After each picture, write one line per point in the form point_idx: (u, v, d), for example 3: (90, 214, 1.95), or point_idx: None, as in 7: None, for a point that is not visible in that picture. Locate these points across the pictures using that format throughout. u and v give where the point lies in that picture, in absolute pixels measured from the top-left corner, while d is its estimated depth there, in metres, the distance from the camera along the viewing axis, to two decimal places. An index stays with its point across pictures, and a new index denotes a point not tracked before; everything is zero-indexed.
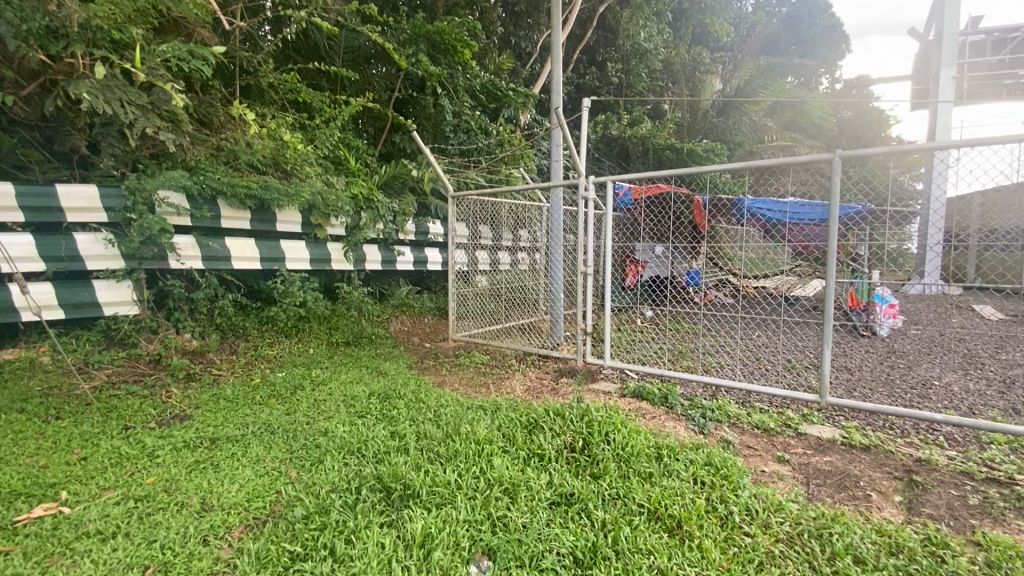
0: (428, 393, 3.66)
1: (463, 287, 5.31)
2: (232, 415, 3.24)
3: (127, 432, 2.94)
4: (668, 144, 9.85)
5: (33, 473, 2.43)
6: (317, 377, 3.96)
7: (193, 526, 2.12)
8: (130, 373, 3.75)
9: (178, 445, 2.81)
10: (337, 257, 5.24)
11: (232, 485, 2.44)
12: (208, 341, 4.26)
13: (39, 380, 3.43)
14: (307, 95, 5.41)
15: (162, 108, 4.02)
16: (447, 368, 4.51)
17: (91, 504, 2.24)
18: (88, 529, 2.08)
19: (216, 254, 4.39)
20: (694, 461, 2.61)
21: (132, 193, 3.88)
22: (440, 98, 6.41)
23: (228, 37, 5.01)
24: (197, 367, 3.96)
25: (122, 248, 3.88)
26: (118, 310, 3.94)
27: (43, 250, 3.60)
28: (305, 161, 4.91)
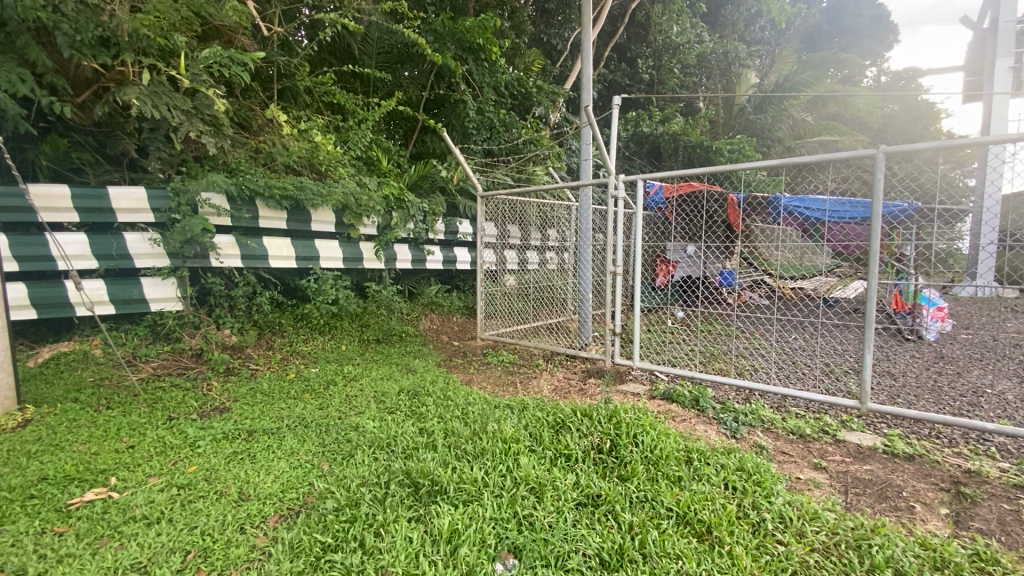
0: (456, 390, 3.70)
1: (491, 286, 5.33)
2: (268, 409, 3.35)
3: (171, 422, 3.09)
4: (701, 141, 9.65)
5: (85, 459, 2.58)
6: (349, 373, 4.06)
7: (231, 514, 2.21)
8: (174, 366, 3.91)
9: (218, 436, 2.92)
10: (369, 256, 5.33)
11: (268, 476, 2.52)
12: (246, 337, 4.41)
13: (91, 372, 3.63)
14: (341, 97, 5.55)
15: (205, 112, 4.20)
16: (475, 367, 4.54)
17: (137, 490, 2.36)
18: (135, 514, 2.18)
19: (255, 254, 4.54)
20: (725, 466, 2.55)
21: (177, 195, 4.08)
22: (466, 96, 6.41)
23: (266, 42, 5.17)
24: (236, 362, 4.10)
25: (167, 247, 4.06)
26: (164, 306, 4.14)
27: (96, 249, 3.81)
28: (338, 163, 5.08)
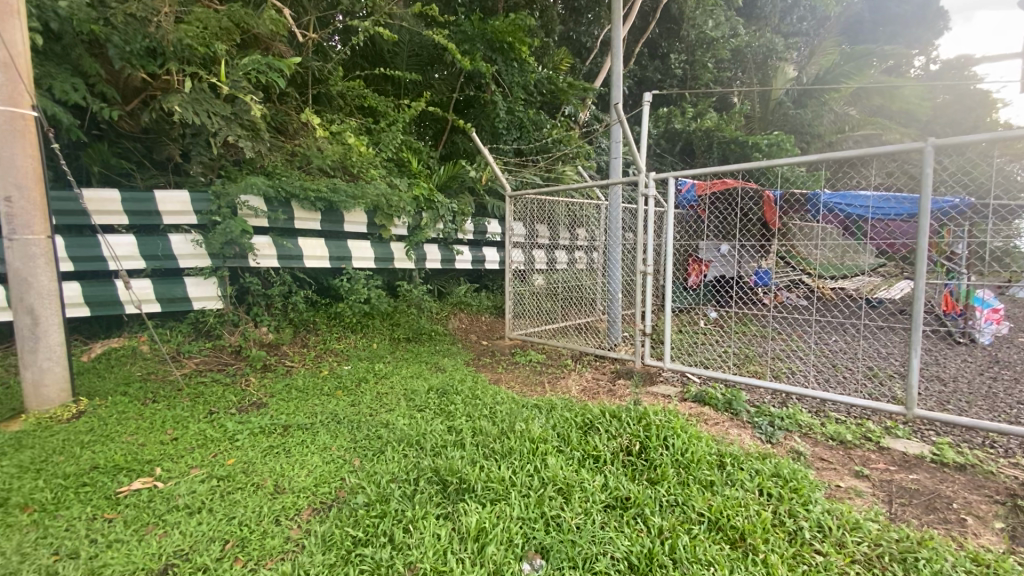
0: (484, 389, 3.72)
1: (519, 286, 5.34)
2: (303, 405, 3.44)
3: (212, 416, 3.21)
4: (735, 138, 9.40)
5: (133, 450, 2.71)
6: (380, 370, 4.13)
7: (267, 506, 2.28)
8: (215, 362, 4.06)
9: (255, 430, 3.02)
10: (400, 256, 5.42)
11: (302, 470, 2.59)
12: (282, 335, 4.54)
13: (138, 367, 3.82)
14: (372, 100, 5.66)
15: (244, 117, 4.35)
16: (503, 366, 4.55)
17: (180, 480, 2.47)
18: (178, 503, 2.28)
19: (290, 254, 4.68)
20: (760, 472, 2.48)
21: (218, 197, 4.25)
22: (496, 96, 6.42)
23: (301, 48, 5.32)
24: (273, 359, 4.23)
25: (208, 248, 4.23)
26: (206, 304, 4.31)
27: (143, 249, 4.00)
28: (370, 164, 5.17)
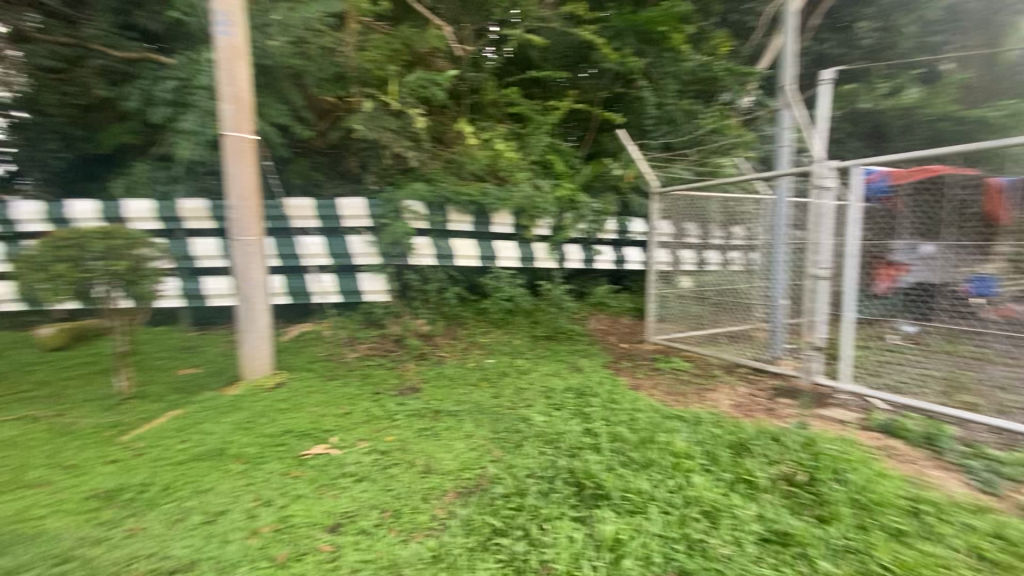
0: (623, 394, 3.59)
1: (664, 289, 5.12)
2: (451, 393, 3.69)
3: (376, 396, 3.63)
4: (945, 112, 8.00)
5: (316, 419, 3.23)
6: (520, 366, 4.26)
7: (417, 484, 2.50)
8: (380, 348, 4.55)
9: (411, 412, 3.34)
10: (543, 255, 5.53)
11: (448, 453, 2.79)
12: (437, 327, 4.89)
13: (322, 350, 4.48)
14: (520, 106, 5.83)
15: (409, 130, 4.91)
16: (644, 372, 4.36)
17: (350, 450, 2.85)
18: (347, 470, 2.64)
19: (444, 253, 5.07)
20: (973, 529, 1.99)
21: (387, 203, 4.80)
22: (645, 91, 6.36)
23: (456, 61, 5.87)
24: (427, 348, 4.60)
25: (378, 247, 4.85)
26: (374, 297, 4.94)
27: (329, 248, 4.83)
28: (516, 168, 5.35)
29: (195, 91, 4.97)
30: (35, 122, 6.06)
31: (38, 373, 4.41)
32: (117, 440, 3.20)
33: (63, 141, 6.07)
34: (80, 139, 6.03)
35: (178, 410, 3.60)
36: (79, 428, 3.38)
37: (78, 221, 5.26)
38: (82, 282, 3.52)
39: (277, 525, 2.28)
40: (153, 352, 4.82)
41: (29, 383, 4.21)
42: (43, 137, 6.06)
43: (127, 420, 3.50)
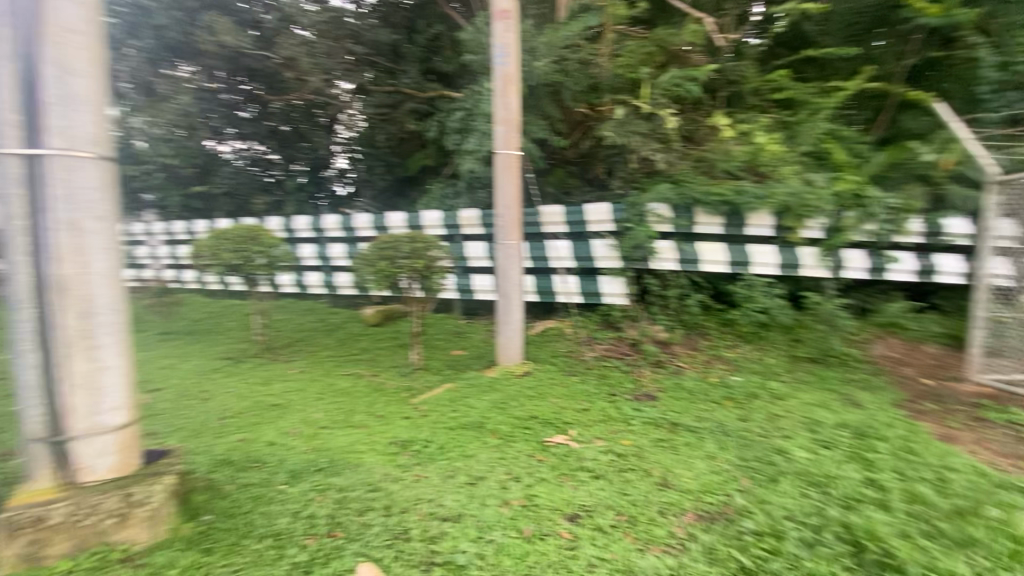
0: (927, 446, 2.78)
1: (1000, 311, 3.80)
2: (691, 407, 3.48)
3: (613, 398, 3.76)
4: None
5: (558, 410, 3.56)
6: (775, 390, 3.71)
7: (654, 495, 2.45)
8: (616, 351, 4.64)
9: (648, 420, 3.30)
10: (811, 262, 4.66)
11: (689, 471, 2.65)
12: (675, 335, 4.69)
13: (563, 345, 4.85)
14: (790, 92, 5.14)
15: (659, 132, 5.01)
16: (959, 420, 3.30)
17: (588, 446, 3.06)
18: (585, 464, 2.84)
19: (688, 258, 4.81)
20: None
21: (632, 207, 4.83)
22: (984, 47, 4.74)
23: (716, 52, 5.58)
24: (665, 356, 4.44)
25: (620, 251, 4.85)
26: (614, 300, 4.98)
27: (574, 252, 5.10)
28: (781, 163, 4.71)
29: (477, 117, 5.85)
30: (369, 155, 8.11)
31: (364, 342, 5.89)
32: (410, 401, 4.03)
33: (386, 167, 8.04)
34: (396, 165, 7.90)
35: (450, 384, 4.33)
36: (386, 387, 4.36)
37: (391, 228, 6.85)
38: (394, 276, 4.52)
39: (525, 501, 2.54)
40: (435, 333, 5.98)
41: (359, 348, 5.66)
42: (375, 165, 8.12)
43: (416, 386, 4.37)
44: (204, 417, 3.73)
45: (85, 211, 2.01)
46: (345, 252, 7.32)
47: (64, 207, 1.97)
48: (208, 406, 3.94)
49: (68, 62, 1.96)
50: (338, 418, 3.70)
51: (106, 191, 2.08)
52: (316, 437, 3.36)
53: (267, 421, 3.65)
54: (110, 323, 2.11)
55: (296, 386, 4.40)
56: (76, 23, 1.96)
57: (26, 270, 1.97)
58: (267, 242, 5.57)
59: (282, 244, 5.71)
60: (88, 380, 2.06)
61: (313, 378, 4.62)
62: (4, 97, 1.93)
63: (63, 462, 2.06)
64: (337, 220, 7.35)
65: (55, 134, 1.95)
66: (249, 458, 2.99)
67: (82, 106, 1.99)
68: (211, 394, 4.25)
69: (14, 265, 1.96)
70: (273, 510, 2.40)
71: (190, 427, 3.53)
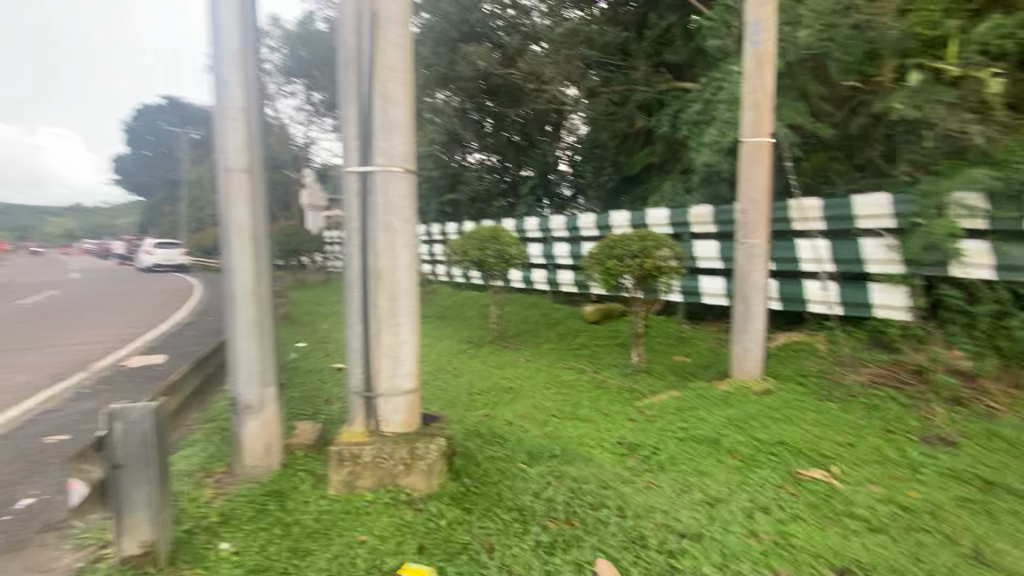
0: None
1: None
2: (1013, 463, 2.68)
3: (889, 436, 3.05)
4: None
5: (814, 439, 3.06)
6: None
7: (961, 566, 2.03)
8: (891, 379, 3.69)
9: (944, 471, 2.66)
10: None
11: (1017, 548, 2.11)
12: (987, 366, 3.41)
13: (814, 363, 4.18)
14: None
15: (971, 99, 3.81)
16: None
17: (857, 488, 2.58)
18: (855, 511, 2.39)
19: (1019, 263, 3.41)
20: None
21: (924, 197, 3.76)
22: None
23: None
24: (971, 396, 3.32)
25: (903, 254, 3.90)
26: (891, 313, 4.06)
27: (835, 253, 4.38)
28: None
29: (717, 105, 5.41)
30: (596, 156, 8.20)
31: (584, 339, 6.03)
32: (634, 403, 3.97)
33: (614, 167, 8.03)
34: (624, 164, 7.84)
35: (676, 391, 4.13)
36: (609, 385, 4.37)
37: (616, 227, 6.91)
38: (620, 276, 4.49)
39: (778, 538, 2.25)
40: (658, 336, 5.82)
41: (581, 343, 5.84)
42: (602, 166, 8.22)
43: (640, 388, 4.28)
44: (454, 391, 4.30)
45: (395, 214, 2.50)
46: (569, 251, 7.63)
47: (383, 211, 2.48)
48: (457, 382, 4.53)
49: (390, 95, 2.44)
50: (565, 409, 3.85)
51: (409, 197, 2.53)
52: (547, 424, 3.54)
53: (504, 402, 4.02)
54: (406, 306, 2.57)
55: (527, 373, 4.75)
56: (396, 63, 2.44)
57: (356, 261, 2.53)
58: (504, 240, 6.17)
59: (516, 243, 6.24)
60: (391, 350, 2.57)
61: (540, 368, 4.93)
62: (348, 127, 2.50)
63: (372, 414, 2.59)
64: (563, 220, 7.76)
65: (378, 153, 2.46)
66: (493, 433, 3.34)
67: (396, 129, 2.47)
68: (458, 370, 4.90)
69: (349, 258, 2.54)
70: (517, 486, 2.61)
71: (444, 398, 4.11)
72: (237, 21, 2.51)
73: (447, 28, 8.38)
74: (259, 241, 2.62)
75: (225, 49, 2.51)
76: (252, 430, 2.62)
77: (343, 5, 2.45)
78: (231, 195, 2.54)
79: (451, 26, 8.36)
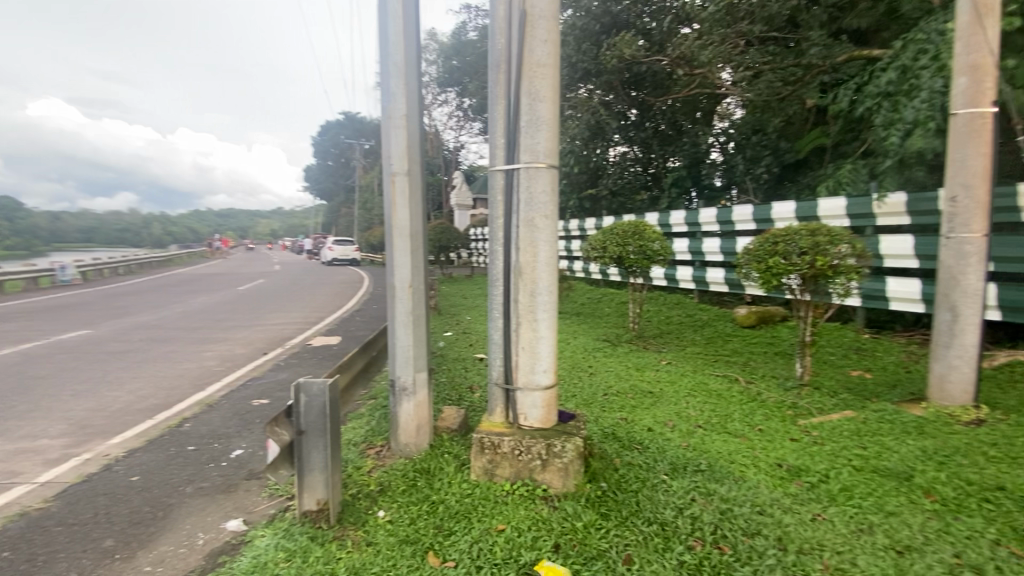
0: None
1: None
2: None
3: None
4: None
5: None
6: None
7: None
8: None
9: None
10: None
11: None
12: None
13: None
14: None
15: None
16: None
17: None
18: None
19: None
20: None
21: None
22: None
23: None
24: None
25: None
26: None
27: None
28: None
29: (919, 73, 4.60)
30: (755, 143, 7.63)
31: (735, 344, 5.50)
32: (797, 421, 3.49)
33: (774, 155, 7.47)
34: (786, 151, 7.28)
35: (852, 412, 3.54)
36: (766, 398, 3.91)
37: (778, 220, 6.21)
38: (783, 275, 3.97)
39: None
40: (829, 346, 5.07)
41: (731, 349, 5.34)
42: (761, 153, 7.63)
43: (804, 404, 3.76)
44: (592, 389, 4.23)
45: (537, 210, 2.51)
46: (719, 247, 7.00)
47: (526, 208, 2.51)
48: (594, 380, 4.45)
49: (536, 92, 2.45)
50: (713, 420, 3.54)
51: (552, 194, 2.53)
52: (692, 435, 3.29)
53: (643, 406, 3.83)
54: (546, 303, 2.57)
55: (669, 378, 4.47)
56: (543, 58, 2.44)
57: (500, 257, 2.60)
58: (647, 236, 5.89)
59: (659, 239, 5.91)
60: (530, 346, 2.59)
61: (684, 373, 4.61)
62: (496, 128, 2.58)
63: (511, 406, 2.65)
64: (714, 214, 7.18)
65: (524, 150, 2.49)
66: (631, 438, 3.20)
67: (542, 125, 2.47)
68: (595, 369, 4.81)
69: (493, 254, 2.63)
70: (657, 498, 2.46)
71: (581, 396, 4.06)
72: (402, 36, 2.73)
73: (590, 22, 8.24)
74: (416, 239, 2.84)
75: (391, 62, 2.75)
76: (406, 411, 2.86)
77: (494, 9, 2.52)
78: (394, 196, 2.79)
79: (595, 20, 8.22)
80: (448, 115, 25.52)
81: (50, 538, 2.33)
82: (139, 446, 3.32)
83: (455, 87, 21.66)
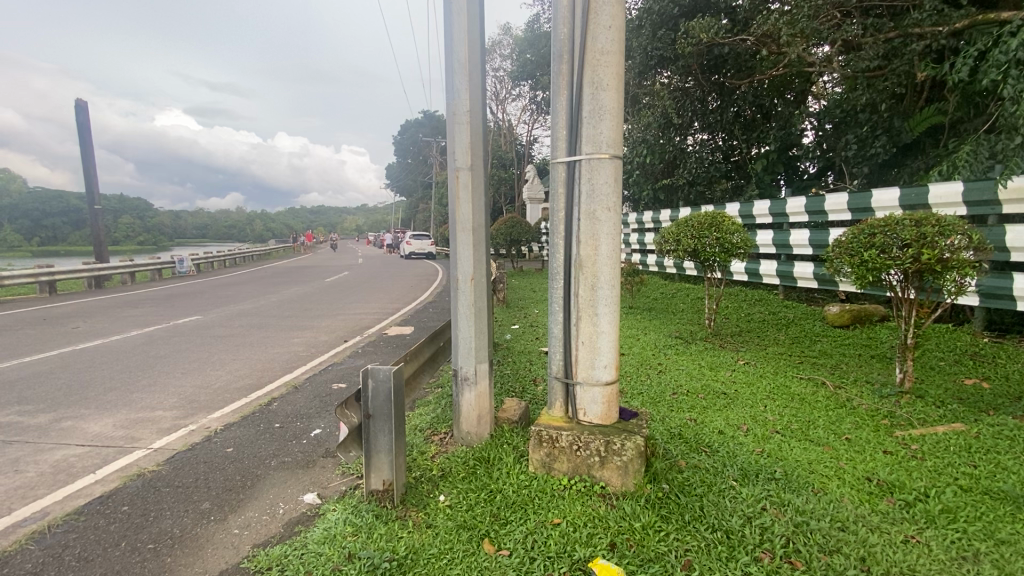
0: None
1: None
2: None
3: None
4: None
5: None
6: None
7: None
8: None
9: None
10: None
11: None
12: None
13: None
14: None
15: None
16: None
17: None
18: None
19: None
20: None
21: None
22: None
23: None
24: None
25: None
26: None
27: None
28: None
29: None
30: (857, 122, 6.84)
31: (824, 345, 5.06)
32: (893, 431, 3.15)
33: (886, 134, 6.71)
34: (900, 127, 6.56)
35: (962, 426, 3.14)
36: (857, 406, 3.57)
37: (880, 209, 5.60)
38: (881, 270, 3.57)
39: None
40: (937, 349, 4.55)
41: (819, 350, 4.93)
42: (871, 135, 6.83)
43: (903, 414, 3.38)
44: (660, 388, 4.08)
45: (600, 202, 2.46)
46: (809, 239, 6.47)
47: (587, 200, 2.46)
48: (663, 379, 4.30)
49: (599, 81, 2.39)
50: (793, 426, 3.28)
51: (616, 185, 2.46)
52: (769, 441, 3.08)
53: (715, 408, 3.64)
54: (607, 297, 2.52)
55: (746, 380, 4.19)
56: (607, 45, 2.37)
57: (561, 250, 2.58)
58: (726, 228, 5.56)
59: (739, 231, 5.59)
60: (590, 341, 2.55)
61: (764, 375, 4.30)
62: (558, 121, 2.55)
63: (571, 401, 2.64)
64: (803, 203, 6.64)
65: (586, 141, 2.44)
66: (700, 440, 3.06)
67: (605, 114, 2.41)
68: (664, 367, 4.64)
69: (554, 247, 2.61)
70: (724, 504, 2.34)
71: (647, 394, 3.95)
72: (466, 33, 2.77)
73: (666, 6, 7.84)
74: (478, 233, 2.89)
75: (456, 59, 2.80)
76: (468, 401, 2.93)
77: (557, 1, 2.48)
78: (458, 192, 2.86)
79: (671, 4, 7.77)
80: (521, 110, 25.63)
81: (159, 498, 2.65)
82: (233, 421, 3.68)
83: (528, 81, 21.66)
